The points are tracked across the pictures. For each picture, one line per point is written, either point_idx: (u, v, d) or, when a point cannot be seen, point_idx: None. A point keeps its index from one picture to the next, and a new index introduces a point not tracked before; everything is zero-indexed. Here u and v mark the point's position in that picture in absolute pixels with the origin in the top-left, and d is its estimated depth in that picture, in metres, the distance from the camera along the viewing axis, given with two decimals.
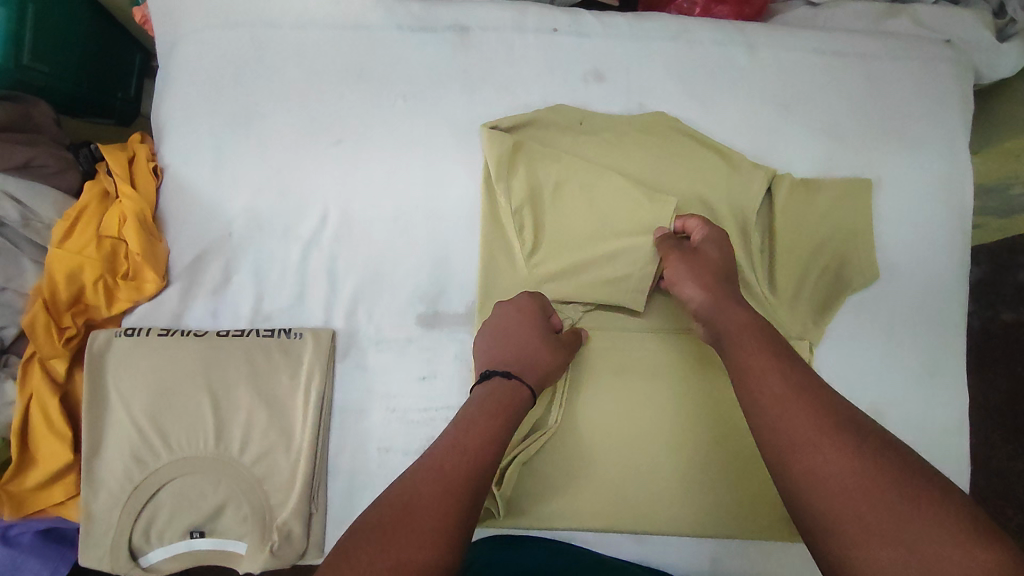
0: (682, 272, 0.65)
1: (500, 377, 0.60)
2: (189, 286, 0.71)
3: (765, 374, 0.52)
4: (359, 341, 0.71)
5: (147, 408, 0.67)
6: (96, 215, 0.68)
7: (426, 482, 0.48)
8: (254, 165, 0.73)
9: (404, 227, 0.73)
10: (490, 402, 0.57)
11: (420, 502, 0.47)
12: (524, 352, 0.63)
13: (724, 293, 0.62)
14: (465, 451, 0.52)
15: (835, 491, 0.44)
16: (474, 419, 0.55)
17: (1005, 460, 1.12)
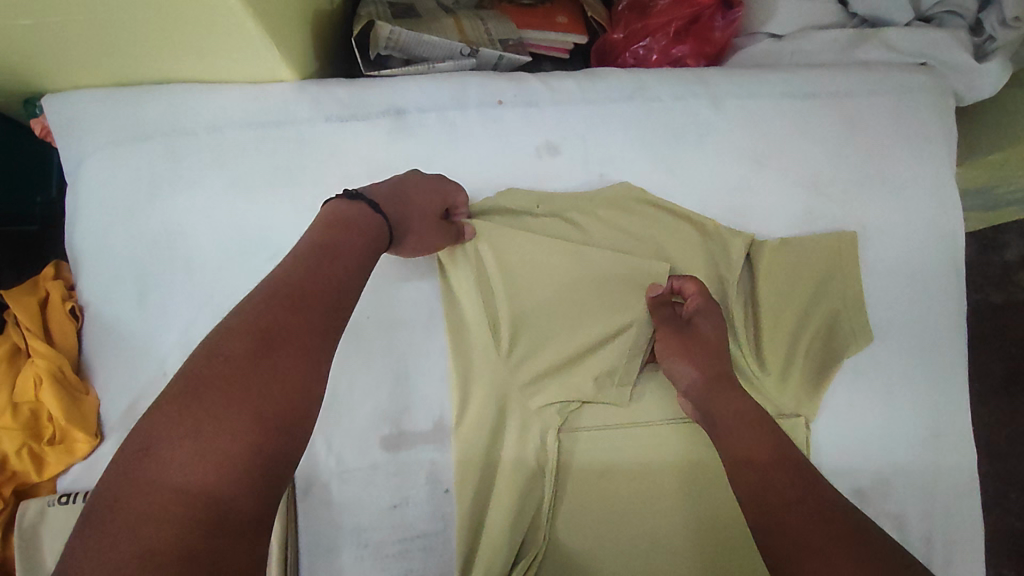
0: (671, 349, 0.64)
1: (358, 199, 0.57)
2: (126, 437, 0.63)
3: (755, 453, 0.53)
4: (320, 474, 0.64)
5: None
6: (9, 378, 0.60)
7: (279, 307, 0.45)
8: (184, 291, 0.66)
9: (357, 342, 0.66)
10: (346, 225, 0.53)
11: (274, 340, 0.43)
12: (397, 182, 0.61)
13: (716, 376, 0.61)
14: (312, 272, 0.48)
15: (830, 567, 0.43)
16: (334, 239, 0.52)
17: (1007, 448, 1.10)
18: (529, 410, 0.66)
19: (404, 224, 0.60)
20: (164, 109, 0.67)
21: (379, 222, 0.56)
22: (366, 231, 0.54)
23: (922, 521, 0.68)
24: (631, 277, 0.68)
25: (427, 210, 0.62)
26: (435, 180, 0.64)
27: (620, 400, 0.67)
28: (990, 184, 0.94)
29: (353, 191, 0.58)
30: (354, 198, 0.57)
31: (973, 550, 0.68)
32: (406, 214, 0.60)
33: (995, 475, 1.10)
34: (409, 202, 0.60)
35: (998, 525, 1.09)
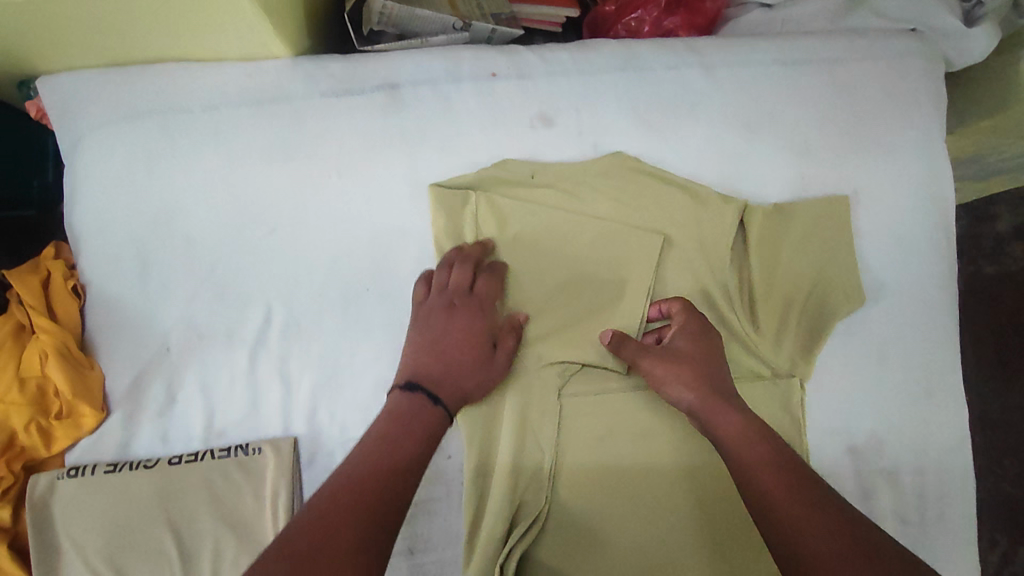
0: (660, 368, 0.62)
1: (416, 391, 0.59)
2: (132, 411, 0.64)
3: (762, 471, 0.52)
4: (325, 443, 0.66)
5: (104, 554, 0.61)
6: (15, 353, 0.62)
7: (349, 505, 0.48)
8: (185, 268, 0.66)
9: (357, 314, 0.67)
10: (408, 422, 0.56)
11: (332, 526, 0.45)
12: (446, 341, 0.63)
13: (713, 393, 0.60)
14: (383, 477, 0.51)
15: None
16: (393, 433, 0.55)
17: (1000, 414, 1.12)
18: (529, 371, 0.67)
19: (467, 392, 0.62)
20: (160, 86, 0.67)
21: (440, 414, 0.59)
22: (428, 422, 0.58)
23: (912, 476, 0.70)
24: (627, 244, 0.69)
25: (479, 357, 0.63)
26: (476, 312, 0.64)
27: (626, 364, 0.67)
28: (982, 152, 0.95)
29: (410, 379, 0.60)
30: (411, 391, 0.59)
31: (962, 503, 0.70)
32: (462, 376, 0.62)
33: (988, 442, 1.12)
34: (462, 368, 0.62)
35: (992, 493, 1.11)
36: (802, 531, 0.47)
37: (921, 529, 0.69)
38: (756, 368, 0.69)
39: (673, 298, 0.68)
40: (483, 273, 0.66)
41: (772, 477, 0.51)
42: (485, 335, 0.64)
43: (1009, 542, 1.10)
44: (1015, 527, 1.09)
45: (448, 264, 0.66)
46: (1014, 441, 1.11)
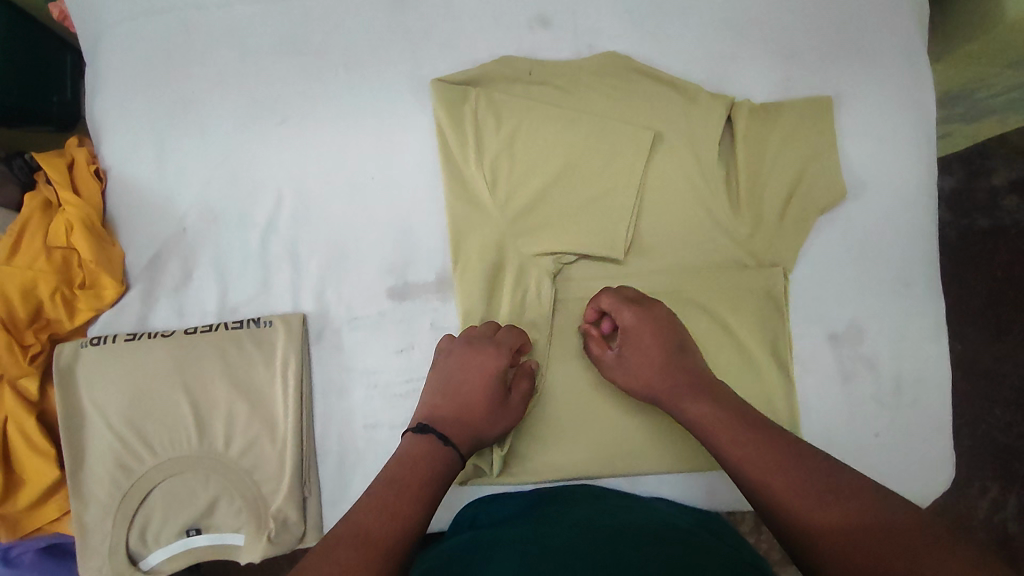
0: (624, 367, 0.66)
1: (427, 432, 0.61)
2: (150, 287, 0.69)
3: (728, 445, 0.56)
4: (332, 321, 0.70)
5: (127, 416, 0.66)
6: (42, 225, 0.66)
7: (348, 548, 0.49)
8: (200, 155, 0.70)
9: (361, 201, 0.70)
10: (418, 463, 0.58)
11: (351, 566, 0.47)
12: (461, 383, 0.64)
13: (674, 378, 0.63)
14: (390, 522, 0.52)
15: (814, 529, 0.47)
16: (405, 474, 0.57)
17: (991, 363, 1.08)
18: (523, 258, 0.71)
19: (479, 434, 0.63)
20: None
21: (448, 455, 0.60)
22: (435, 462, 0.59)
23: (889, 362, 0.73)
24: (619, 137, 0.72)
25: (491, 403, 0.64)
26: (489, 358, 0.65)
27: (620, 252, 0.70)
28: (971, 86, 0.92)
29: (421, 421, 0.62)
30: (421, 432, 0.61)
31: (937, 390, 0.73)
32: (474, 425, 0.63)
33: (976, 391, 1.09)
34: (474, 413, 0.63)
35: (979, 440, 1.08)
36: (766, 486, 0.52)
37: (895, 413, 0.73)
38: (740, 259, 0.72)
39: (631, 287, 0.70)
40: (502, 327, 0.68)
41: (735, 449, 0.55)
42: (499, 374, 0.64)
43: (998, 487, 1.07)
44: (1001, 473, 1.07)
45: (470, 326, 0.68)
46: (997, 391, 1.08)
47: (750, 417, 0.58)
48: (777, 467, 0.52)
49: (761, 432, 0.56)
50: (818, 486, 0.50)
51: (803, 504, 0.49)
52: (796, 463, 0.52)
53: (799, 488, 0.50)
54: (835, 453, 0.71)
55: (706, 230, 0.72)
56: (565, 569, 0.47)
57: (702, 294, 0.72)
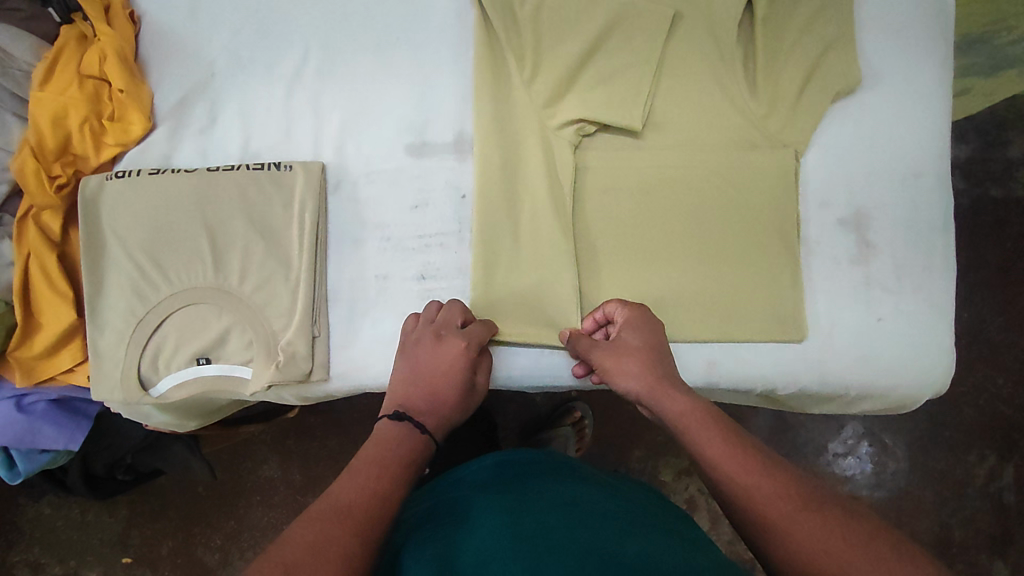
0: (613, 362, 0.62)
1: (404, 420, 0.59)
2: (176, 126, 0.71)
3: (719, 449, 0.52)
4: (350, 174, 0.71)
5: (145, 247, 0.67)
6: (76, 54, 0.68)
7: (331, 523, 0.47)
8: (233, 5, 0.72)
9: (386, 60, 0.72)
10: (397, 444, 0.56)
11: (320, 544, 0.45)
12: (433, 371, 0.63)
13: (666, 376, 0.60)
14: (371, 494, 0.51)
15: (808, 547, 0.45)
16: (385, 454, 0.55)
17: (994, 332, 1.11)
18: (541, 127, 0.72)
19: (453, 421, 0.63)
20: None
21: (427, 443, 0.59)
22: (417, 444, 0.58)
23: (895, 249, 0.73)
24: (641, 12, 0.72)
25: (462, 391, 0.63)
26: (466, 348, 0.64)
27: (638, 121, 0.71)
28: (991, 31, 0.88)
29: (398, 411, 0.60)
30: (398, 421, 0.59)
31: (943, 280, 0.73)
32: (448, 413, 0.62)
33: (978, 358, 1.12)
34: (447, 402, 0.62)
35: (971, 401, 1.11)
36: (756, 499, 0.48)
37: (899, 299, 0.73)
38: (752, 139, 0.73)
39: (612, 300, 0.67)
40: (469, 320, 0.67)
41: (724, 454, 0.52)
42: (472, 361, 0.64)
43: (996, 455, 1.10)
44: (984, 431, 1.10)
45: (434, 308, 0.67)
46: (997, 356, 1.11)
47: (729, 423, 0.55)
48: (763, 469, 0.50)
49: (743, 438, 0.53)
50: (806, 499, 0.48)
51: (797, 518, 0.47)
52: (780, 471, 0.50)
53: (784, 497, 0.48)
54: (835, 332, 0.73)
55: (723, 112, 0.73)
56: (543, 527, 0.55)
57: (717, 168, 0.73)
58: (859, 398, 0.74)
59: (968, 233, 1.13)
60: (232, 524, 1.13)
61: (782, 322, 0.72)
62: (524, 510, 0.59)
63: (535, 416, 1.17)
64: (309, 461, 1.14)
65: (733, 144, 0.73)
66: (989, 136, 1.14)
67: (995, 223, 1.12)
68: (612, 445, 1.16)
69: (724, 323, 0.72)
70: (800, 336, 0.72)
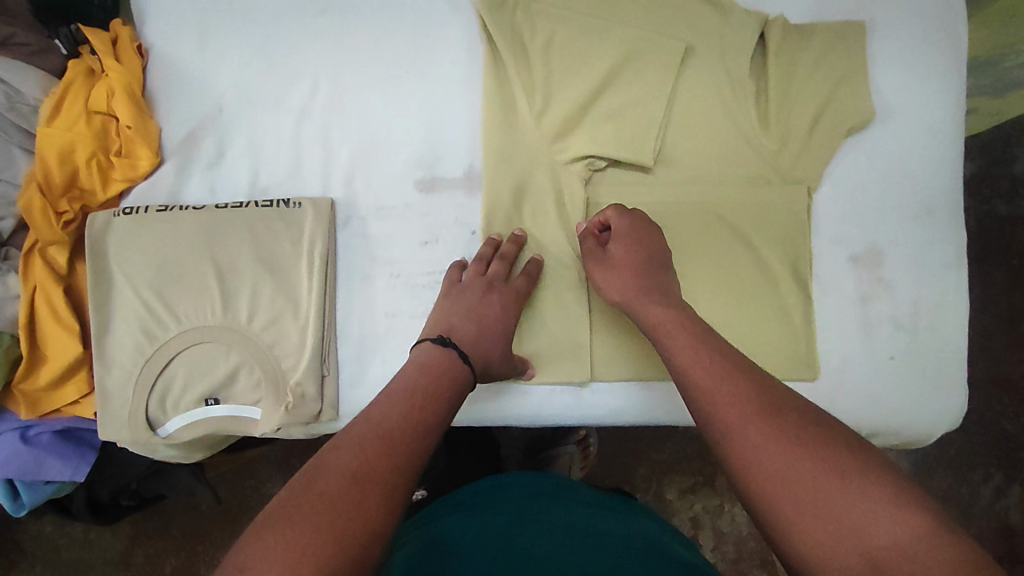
0: (602, 277, 0.66)
1: (449, 344, 0.61)
2: (183, 161, 0.71)
3: (699, 369, 0.54)
4: (359, 210, 0.71)
5: (153, 283, 0.67)
6: (84, 90, 0.68)
7: (366, 450, 0.49)
8: (241, 38, 0.71)
9: (396, 93, 0.71)
10: (437, 376, 0.58)
11: (361, 473, 0.47)
12: (481, 315, 0.65)
13: (650, 287, 0.63)
14: (407, 424, 0.52)
15: (757, 454, 0.47)
16: (419, 384, 0.57)
17: (1001, 351, 1.08)
18: (552, 162, 0.71)
19: (490, 363, 0.64)
20: None
21: (467, 373, 0.61)
22: (454, 376, 0.59)
23: (907, 287, 0.72)
24: (653, 46, 0.72)
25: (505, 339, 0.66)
26: (512, 301, 0.67)
27: (650, 158, 0.70)
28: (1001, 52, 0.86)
29: (443, 336, 0.62)
30: (444, 346, 0.61)
31: (956, 319, 0.72)
32: (490, 356, 0.64)
33: (984, 378, 1.09)
34: (491, 344, 0.65)
35: (977, 424, 1.09)
36: (725, 414, 0.50)
37: (912, 337, 0.72)
38: (765, 175, 0.72)
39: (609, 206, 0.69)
40: (521, 271, 0.69)
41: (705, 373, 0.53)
42: (515, 314, 0.67)
43: (1001, 473, 1.08)
44: (991, 454, 1.08)
45: (486, 259, 0.68)
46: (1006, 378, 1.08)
47: (710, 335, 0.58)
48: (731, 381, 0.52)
49: (731, 360, 0.54)
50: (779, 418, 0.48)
51: (764, 456, 0.46)
52: (748, 382, 0.52)
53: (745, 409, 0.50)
54: (848, 370, 0.72)
55: (734, 146, 0.72)
56: (574, 554, 0.56)
57: (729, 204, 0.72)
58: (870, 437, 0.74)
59: (980, 252, 1.10)
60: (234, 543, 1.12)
61: (795, 360, 0.71)
62: (553, 537, 0.59)
63: (539, 434, 1.16)
64: None
65: (745, 180, 0.72)
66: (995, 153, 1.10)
67: (1002, 239, 1.09)
68: (616, 464, 1.15)
69: None
70: (813, 376, 0.71)
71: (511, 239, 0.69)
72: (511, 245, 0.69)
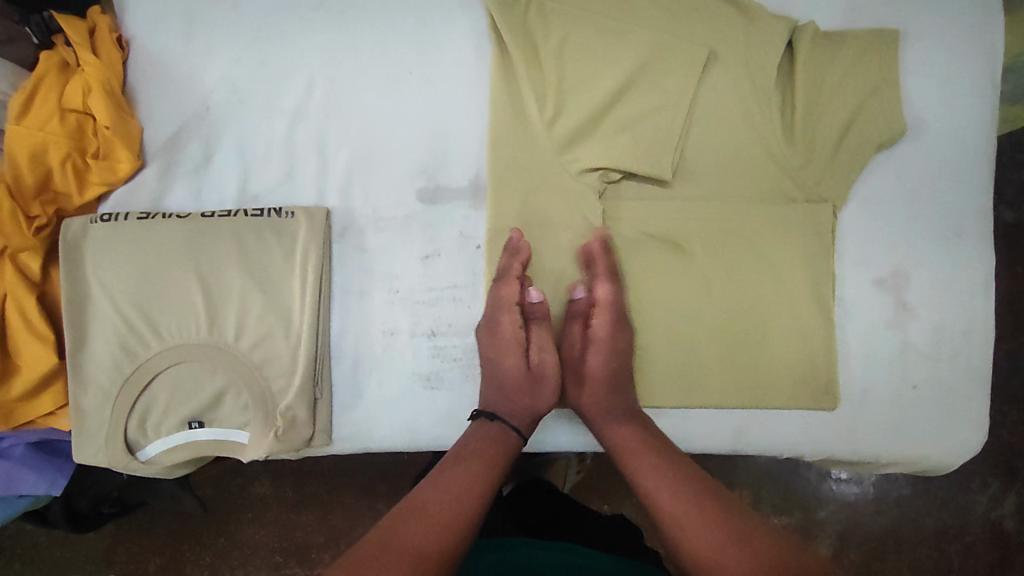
0: (575, 392, 0.65)
1: (493, 419, 0.61)
2: (167, 164, 0.66)
3: (668, 488, 0.54)
4: (356, 220, 0.66)
5: (133, 297, 0.62)
6: (56, 85, 0.63)
7: (403, 519, 0.50)
8: (232, 32, 0.67)
9: (397, 95, 0.67)
10: (500, 445, 0.59)
11: (405, 539, 0.48)
12: (491, 362, 0.63)
13: (619, 397, 0.63)
14: (474, 495, 0.54)
15: (710, 552, 0.49)
16: (481, 450, 0.58)
17: (1001, 361, 1.01)
18: (565, 173, 0.66)
19: (538, 414, 0.63)
20: None
21: (515, 442, 0.61)
22: (510, 446, 0.60)
23: (934, 313, 0.69)
24: (673, 51, 0.67)
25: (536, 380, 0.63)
26: (511, 328, 0.63)
27: (668, 172, 0.66)
28: None
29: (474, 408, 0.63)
30: (484, 420, 0.61)
31: (983, 346, 0.69)
32: (533, 402, 0.63)
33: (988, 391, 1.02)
34: (523, 389, 0.63)
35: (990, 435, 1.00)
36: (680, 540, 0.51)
37: (935, 366, 0.69)
38: (788, 192, 0.68)
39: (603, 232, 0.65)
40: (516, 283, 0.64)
41: (668, 495, 0.54)
42: (521, 344, 0.63)
43: (998, 483, 1.00)
44: (1002, 466, 1.00)
45: (488, 285, 0.64)
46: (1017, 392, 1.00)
47: (659, 437, 0.61)
48: (682, 478, 0.55)
49: (687, 474, 0.56)
50: (731, 534, 0.49)
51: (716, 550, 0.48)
52: (696, 480, 0.55)
53: (692, 504, 0.52)
54: (868, 399, 0.69)
55: (756, 161, 0.68)
56: None
57: (750, 222, 0.68)
58: (885, 466, 0.71)
59: (1006, 251, 1.01)
60: (221, 541, 1.06)
61: (813, 389, 0.68)
62: None
63: None
64: (304, 483, 1.07)
65: (767, 197, 0.68)
66: (1002, 156, 1.01)
67: (1009, 247, 1.01)
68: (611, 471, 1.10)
69: (752, 390, 0.68)
70: (832, 406, 0.68)
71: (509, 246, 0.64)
72: (510, 260, 0.63)
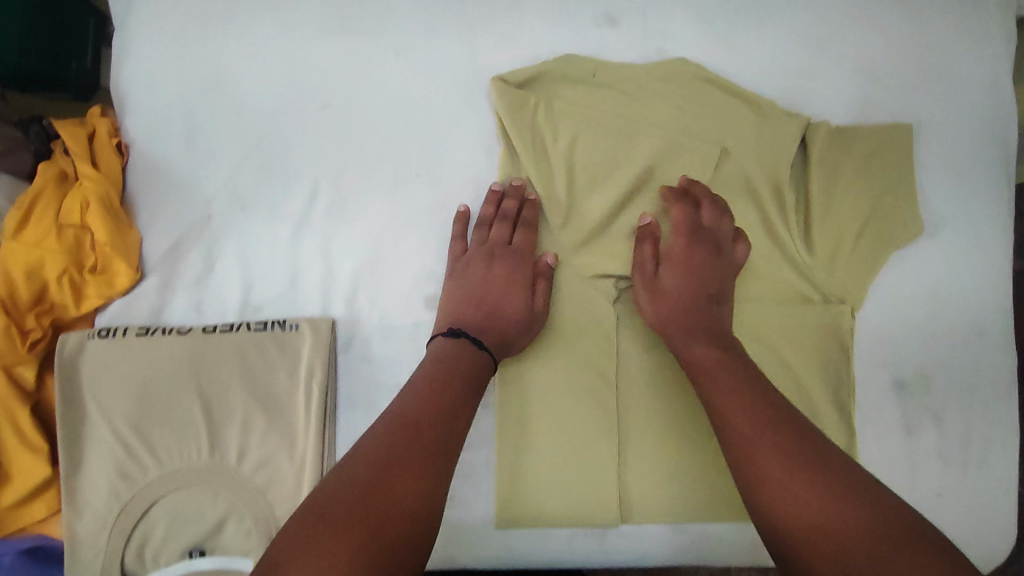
0: (647, 307, 0.62)
1: (461, 335, 0.58)
2: (167, 278, 0.64)
3: (739, 411, 0.53)
4: (362, 329, 0.64)
5: (130, 419, 0.60)
6: (54, 199, 0.62)
7: (393, 436, 0.49)
8: (234, 134, 0.65)
9: (404, 198, 0.65)
10: (457, 365, 0.56)
11: (392, 463, 0.46)
12: (488, 294, 0.62)
13: (695, 322, 0.60)
14: (436, 408, 0.52)
15: (782, 484, 0.48)
16: (451, 363, 0.55)
17: None
18: (578, 281, 0.65)
19: (510, 340, 0.60)
20: None
21: (484, 359, 0.58)
22: (474, 365, 0.56)
23: (956, 415, 0.67)
24: (684, 152, 0.66)
25: (519, 296, 0.61)
26: (516, 268, 0.63)
27: None
28: None
29: (453, 326, 0.59)
30: (455, 335, 0.58)
31: (1010, 450, 0.67)
32: (508, 330, 0.60)
33: None
34: (508, 318, 0.61)
35: None
36: (766, 474, 0.49)
37: (961, 473, 0.66)
38: (806, 293, 0.66)
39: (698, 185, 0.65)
40: (519, 225, 0.64)
41: (748, 432, 0.51)
42: (524, 282, 0.62)
43: None
44: None
45: (485, 223, 0.64)
46: None
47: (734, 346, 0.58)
48: (749, 402, 0.53)
49: (755, 394, 0.53)
50: (800, 471, 0.48)
51: (775, 483, 0.48)
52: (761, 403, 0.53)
53: (765, 432, 0.51)
54: None
55: (771, 262, 0.67)
56: None
57: (767, 326, 0.66)
58: None
59: None
60: None
61: None
62: None
63: None
64: None
65: (786, 300, 0.67)
66: None
67: None
68: None
69: None
70: None
71: (512, 190, 0.64)
72: (511, 201, 0.64)
